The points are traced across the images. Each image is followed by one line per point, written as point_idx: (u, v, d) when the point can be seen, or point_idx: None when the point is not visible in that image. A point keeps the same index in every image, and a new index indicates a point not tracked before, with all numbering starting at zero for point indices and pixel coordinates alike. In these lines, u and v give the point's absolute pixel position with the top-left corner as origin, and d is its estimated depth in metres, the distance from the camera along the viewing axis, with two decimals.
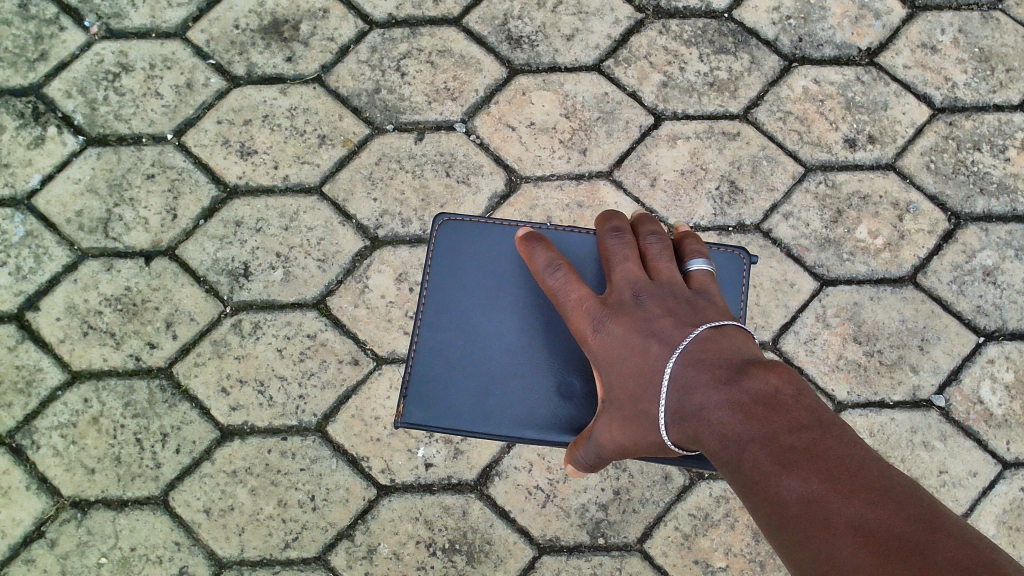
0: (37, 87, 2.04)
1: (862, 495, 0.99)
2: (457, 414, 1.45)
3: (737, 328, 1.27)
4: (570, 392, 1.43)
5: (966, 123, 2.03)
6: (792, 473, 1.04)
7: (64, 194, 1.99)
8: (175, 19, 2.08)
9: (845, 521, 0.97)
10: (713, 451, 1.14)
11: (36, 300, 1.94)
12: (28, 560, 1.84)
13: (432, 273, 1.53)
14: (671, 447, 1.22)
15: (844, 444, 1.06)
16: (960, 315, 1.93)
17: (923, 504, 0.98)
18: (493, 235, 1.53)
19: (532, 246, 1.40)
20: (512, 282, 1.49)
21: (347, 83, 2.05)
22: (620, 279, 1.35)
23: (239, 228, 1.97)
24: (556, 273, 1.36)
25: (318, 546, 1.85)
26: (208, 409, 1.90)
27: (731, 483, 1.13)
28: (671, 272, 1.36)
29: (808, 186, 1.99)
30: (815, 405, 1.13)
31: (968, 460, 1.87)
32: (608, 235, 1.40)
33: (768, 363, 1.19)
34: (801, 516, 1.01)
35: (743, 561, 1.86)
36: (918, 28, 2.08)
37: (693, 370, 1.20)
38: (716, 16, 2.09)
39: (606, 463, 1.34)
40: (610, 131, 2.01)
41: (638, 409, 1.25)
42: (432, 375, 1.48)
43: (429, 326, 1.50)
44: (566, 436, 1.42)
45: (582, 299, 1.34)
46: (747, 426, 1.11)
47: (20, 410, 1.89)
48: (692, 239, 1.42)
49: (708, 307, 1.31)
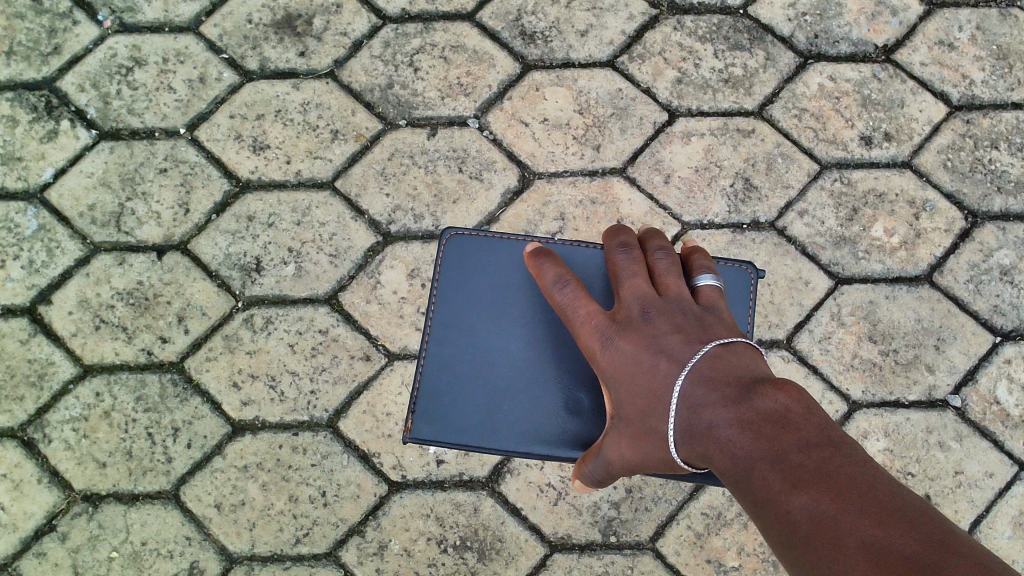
0: (51, 81, 2.04)
1: (874, 514, 0.97)
2: (464, 430, 1.45)
3: (745, 345, 1.26)
4: (577, 407, 1.42)
5: (984, 121, 2.02)
6: (802, 492, 1.03)
7: (77, 188, 1.99)
8: (188, 13, 2.08)
9: (856, 541, 0.95)
10: (724, 470, 1.13)
11: (48, 294, 1.94)
12: (39, 553, 1.84)
13: (439, 288, 1.52)
14: (679, 465, 1.21)
15: (854, 463, 1.04)
16: (977, 315, 1.92)
17: (935, 525, 0.95)
18: (500, 248, 1.52)
19: (540, 260, 1.40)
20: (519, 296, 1.48)
21: (360, 79, 2.04)
22: (627, 295, 1.34)
23: (251, 223, 1.97)
24: (564, 289, 1.36)
25: (329, 542, 1.85)
26: (220, 404, 1.89)
27: (742, 502, 1.12)
28: (680, 287, 1.35)
29: (823, 184, 1.97)
30: (826, 423, 1.11)
31: (984, 460, 1.85)
32: (616, 250, 1.40)
33: (777, 381, 1.17)
34: (812, 535, 1.00)
35: (756, 561, 1.85)
36: (935, 25, 2.06)
37: (701, 388, 1.19)
38: (731, 12, 2.07)
39: (614, 478, 1.33)
40: (623, 128, 2.00)
41: (646, 426, 1.24)
42: (439, 390, 1.47)
43: (436, 341, 1.49)
44: (573, 451, 1.41)
45: (590, 315, 1.33)
46: (756, 445, 1.10)
47: (32, 403, 1.89)
48: (700, 254, 1.42)
49: (716, 324, 1.31)
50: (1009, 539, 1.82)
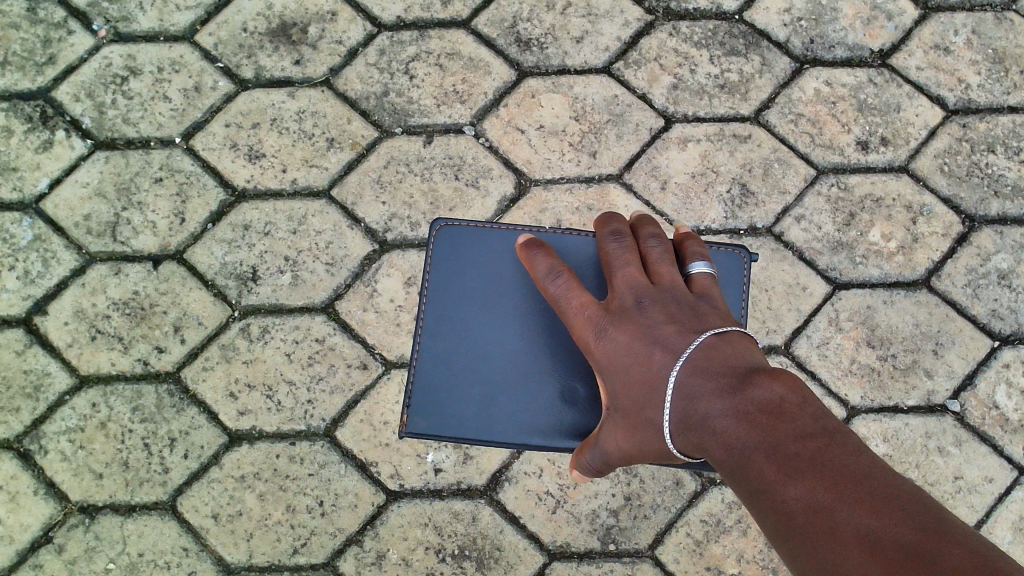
0: (46, 91, 2.04)
1: (869, 504, 0.97)
2: (461, 422, 1.44)
3: (741, 334, 1.24)
4: (573, 396, 1.42)
5: (980, 125, 2.01)
6: (798, 481, 1.02)
7: (73, 198, 1.98)
8: (183, 22, 2.07)
9: (852, 531, 0.95)
10: (720, 460, 1.13)
11: (44, 304, 1.93)
12: (36, 565, 1.84)
13: (431, 282, 1.51)
14: (676, 455, 1.21)
15: (850, 452, 1.04)
16: (975, 320, 1.91)
17: (929, 512, 0.95)
18: (490, 240, 1.51)
19: (532, 253, 1.38)
20: (513, 288, 1.47)
21: (356, 86, 2.04)
22: (621, 285, 1.33)
23: (247, 232, 1.96)
24: (557, 281, 1.34)
25: (327, 552, 1.84)
26: (217, 414, 1.89)
27: (738, 491, 1.12)
28: (673, 275, 1.34)
29: (820, 188, 1.97)
30: (821, 412, 1.10)
31: (983, 465, 1.85)
32: (607, 239, 1.38)
33: (772, 371, 1.16)
34: (808, 524, 0.99)
35: (756, 568, 1.84)
36: (930, 29, 2.06)
37: (696, 378, 1.18)
38: (726, 17, 2.07)
39: (612, 468, 1.33)
40: (620, 134, 2.00)
41: (643, 417, 1.24)
42: (434, 385, 1.46)
43: (429, 334, 1.48)
44: (570, 442, 1.41)
45: (584, 306, 1.32)
46: (751, 435, 1.09)
47: (28, 414, 1.88)
48: (694, 241, 1.40)
49: (710, 312, 1.29)
50: (1009, 544, 1.82)
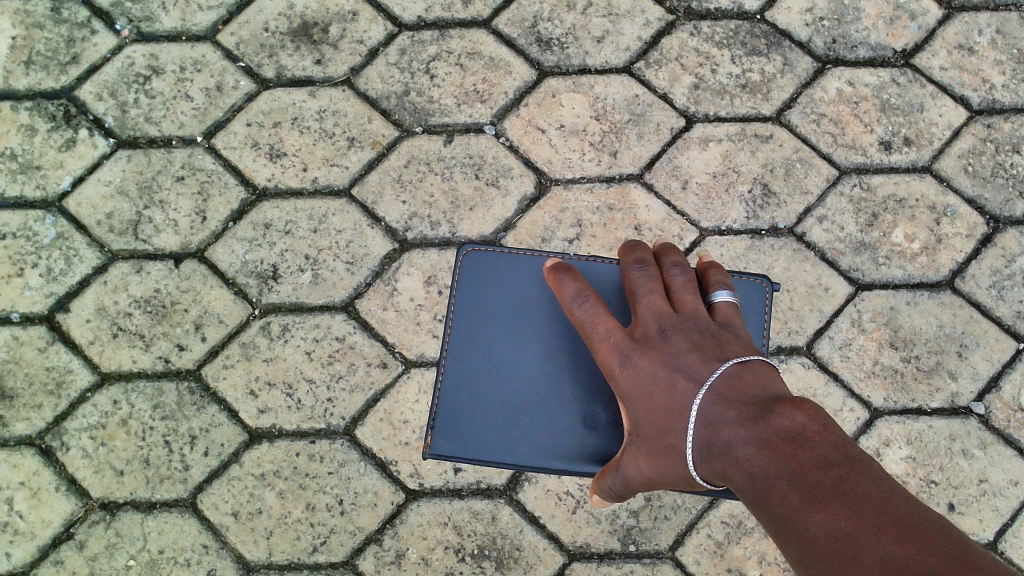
0: (69, 90, 2.05)
1: (890, 531, 0.95)
2: (484, 444, 1.43)
3: (763, 363, 1.23)
4: (595, 422, 1.41)
5: (1005, 126, 2.00)
6: (821, 510, 1.01)
7: (95, 196, 1.99)
8: (206, 22, 2.08)
9: (874, 558, 0.93)
10: (742, 487, 1.11)
11: (67, 302, 1.95)
12: (57, 562, 1.84)
13: (457, 303, 1.50)
14: (698, 481, 1.20)
15: (873, 481, 1.02)
16: (1000, 321, 1.90)
17: (949, 541, 0.94)
18: (516, 264, 1.50)
19: (559, 276, 1.38)
20: (538, 312, 1.47)
21: (377, 86, 2.04)
22: (645, 313, 1.32)
23: (268, 230, 1.97)
24: (583, 305, 1.34)
25: (347, 550, 1.84)
26: (237, 412, 1.89)
27: (760, 519, 1.10)
28: (696, 304, 1.33)
29: (842, 189, 1.96)
30: (843, 440, 1.10)
31: (1009, 468, 1.83)
32: (631, 266, 1.37)
33: (795, 400, 1.15)
34: (831, 552, 0.97)
35: (777, 569, 1.83)
36: (954, 29, 2.05)
37: (719, 406, 1.17)
38: (748, 17, 2.06)
39: (633, 493, 1.32)
40: (641, 134, 2.00)
41: (664, 443, 1.22)
42: (459, 405, 1.46)
43: (454, 356, 1.47)
44: (591, 466, 1.40)
45: (609, 332, 1.31)
46: (774, 463, 1.08)
47: (50, 411, 1.89)
48: (716, 269, 1.39)
49: (733, 341, 1.29)
50: None
